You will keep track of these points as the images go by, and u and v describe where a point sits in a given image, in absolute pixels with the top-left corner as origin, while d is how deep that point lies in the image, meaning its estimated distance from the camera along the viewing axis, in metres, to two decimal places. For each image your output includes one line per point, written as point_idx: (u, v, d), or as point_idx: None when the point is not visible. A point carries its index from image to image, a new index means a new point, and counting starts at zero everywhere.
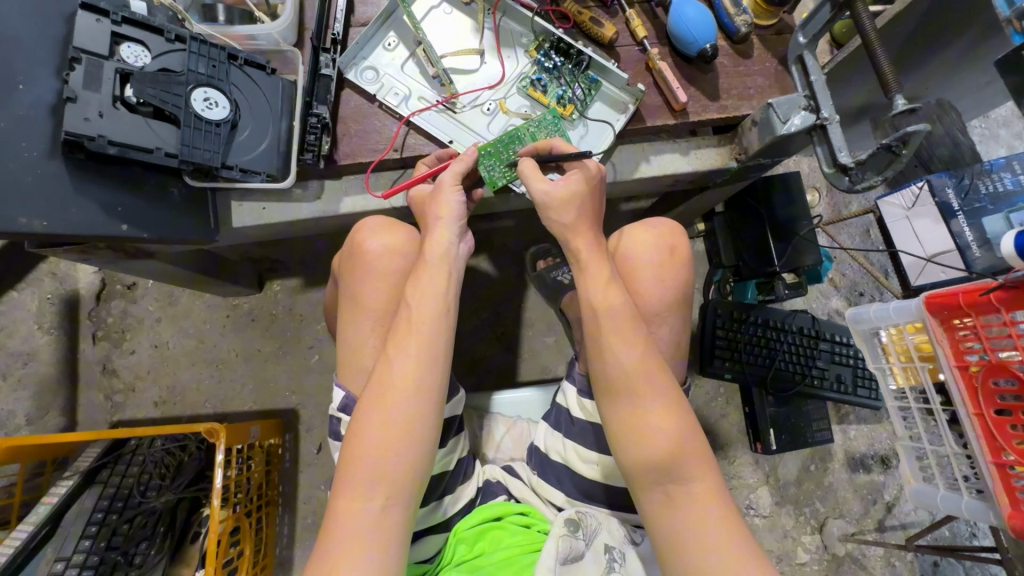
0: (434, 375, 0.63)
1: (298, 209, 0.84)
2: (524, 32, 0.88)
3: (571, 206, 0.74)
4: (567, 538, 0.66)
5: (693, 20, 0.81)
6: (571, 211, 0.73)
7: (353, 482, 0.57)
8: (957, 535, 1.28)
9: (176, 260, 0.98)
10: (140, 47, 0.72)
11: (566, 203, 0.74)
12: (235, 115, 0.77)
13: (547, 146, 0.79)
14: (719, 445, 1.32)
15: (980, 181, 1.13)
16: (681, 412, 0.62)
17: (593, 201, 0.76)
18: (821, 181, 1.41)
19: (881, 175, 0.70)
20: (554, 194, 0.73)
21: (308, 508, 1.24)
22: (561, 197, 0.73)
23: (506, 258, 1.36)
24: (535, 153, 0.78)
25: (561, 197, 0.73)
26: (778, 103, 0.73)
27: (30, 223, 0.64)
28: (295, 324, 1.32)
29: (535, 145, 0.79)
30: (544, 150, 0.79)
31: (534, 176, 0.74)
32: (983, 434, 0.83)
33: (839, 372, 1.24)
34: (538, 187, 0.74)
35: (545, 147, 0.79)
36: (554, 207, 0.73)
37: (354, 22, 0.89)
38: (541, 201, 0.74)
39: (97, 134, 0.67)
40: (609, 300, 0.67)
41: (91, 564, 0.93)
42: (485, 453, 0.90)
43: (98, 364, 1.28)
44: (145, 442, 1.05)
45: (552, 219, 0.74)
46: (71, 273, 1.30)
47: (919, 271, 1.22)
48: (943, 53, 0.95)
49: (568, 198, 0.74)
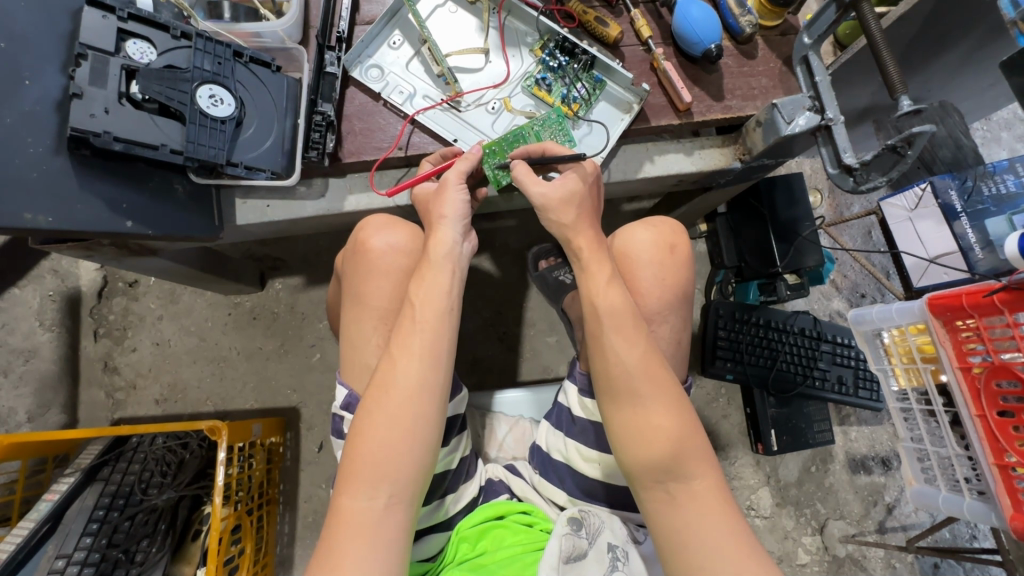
0: (437, 378, 0.63)
1: (302, 206, 0.84)
2: (529, 32, 0.89)
3: (573, 205, 0.74)
4: (570, 536, 0.66)
5: (699, 20, 0.81)
6: (572, 210, 0.74)
7: (355, 483, 0.57)
8: (957, 537, 1.28)
9: (178, 257, 0.98)
10: (146, 44, 0.73)
11: (567, 202, 0.74)
12: (240, 112, 0.77)
13: (543, 146, 0.79)
14: (720, 445, 1.32)
15: (983, 183, 1.15)
16: (682, 412, 0.62)
17: (593, 202, 0.76)
18: (823, 182, 1.41)
19: (886, 176, 0.70)
20: (552, 196, 0.73)
21: (309, 507, 1.24)
22: (562, 196, 0.74)
23: (508, 257, 1.36)
24: (530, 156, 0.78)
25: (560, 197, 0.74)
26: (783, 103, 0.74)
27: (35, 219, 0.64)
28: (297, 322, 1.32)
29: (529, 146, 0.79)
30: (539, 152, 0.79)
31: (528, 180, 0.74)
32: (985, 436, 0.83)
33: (840, 373, 1.24)
34: (534, 191, 0.74)
35: (538, 149, 0.79)
36: (554, 207, 0.74)
37: (359, 20, 0.89)
38: (538, 203, 0.74)
39: (103, 130, 0.67)
40: (610, 300, 0.67)
41: (92, 561, 0.92)
42: (487, 452, 0.90)
43: (100, 362, 1.28)
44: (146, 439, 1.04)
45: (551, 219, 0.74)
46: (72, 269, 1.29)
47: (921, 272, 1.19)
48: (948, 54, 0.95)
49: (569, 197, 0.74)
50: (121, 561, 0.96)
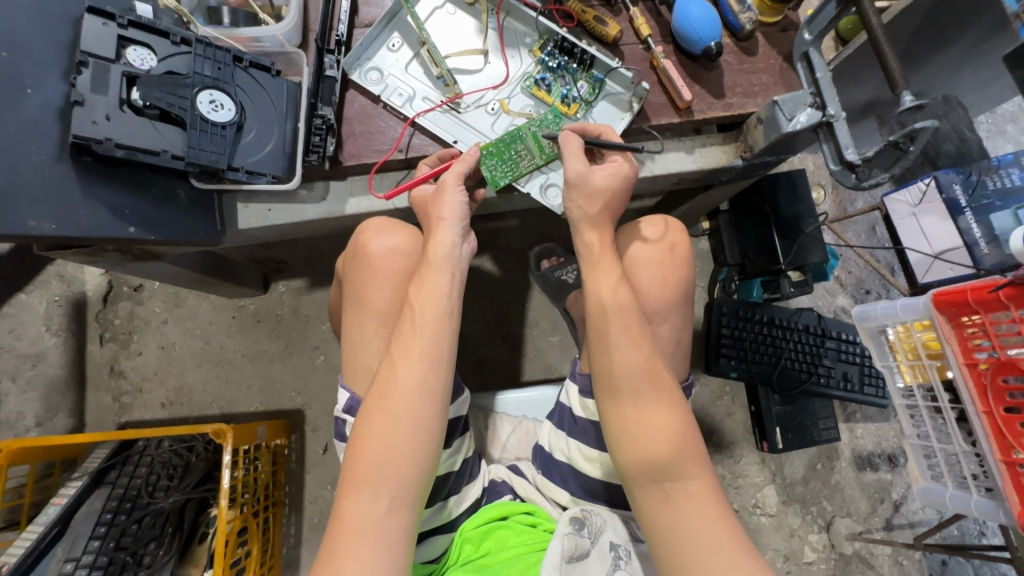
0: (438, 380, 0.63)
1: (303, 209, 0.84)
2: (527, 33, 0.89)
3: (597, 198, 0.73)
4: (572, 536, 0.66)
5: (698, 18, 0.81)
6: (597, 202, 0.73)
7: (357, 486, 0.57)
8: (965, 533, 1.27)
9: (183, 261, 0.99)
10: (146, 50, 0.73)
11: (594, 194, 0.73)
12: (241, 117, 0.77)
13: (598, 130, 0.79)
14: (724, 444, 1.32)
15: (988, 177, 1.12)
16: (681, 413, 0.62)
17: (618, 200, 0.76)
18: (826, 178, 1.41)
19: (888, 173, 0.69)
20: (585, 179, 0.73)
21: (315, 508, 1.24)
22: (590, 186, 0.73)
23: (510, 258, 1.36)
24: (583, 135, 0.78)
25: (589, 184, 0.73)
26: (784, 100, 0.74)
27: (39, 226, 0.64)
28: (300, 324, 1.33)
29: (587, 124, 0.78)
30: (593, 134, 0.79)
31: (574, 156, 0.75)
32: (991, 433, 0.83)
33: (844, 371, 1.24)
34: (573, 165, 0.74)
35: (593, 130, 0.79)
36: (581, 191, 0.73)
37: (358, 23, 0.89)
38: (571, 178, 0.74)
39: (105, 137, 0.68)
40: (618, 297, 0.67)
41: (101, 564, 0.92)
42: (490, 453, 0.90)
43: (106, 366, 1.29)
44: (153, 442, 1.06)
45: (573, 202, 0.74)
46: (78, 274, 1.30)
47: (926, 268, 1.20)
48: (951, 47, 0.94)
49: (592, 189, 0.73)
50: (129, 563, 0.96)
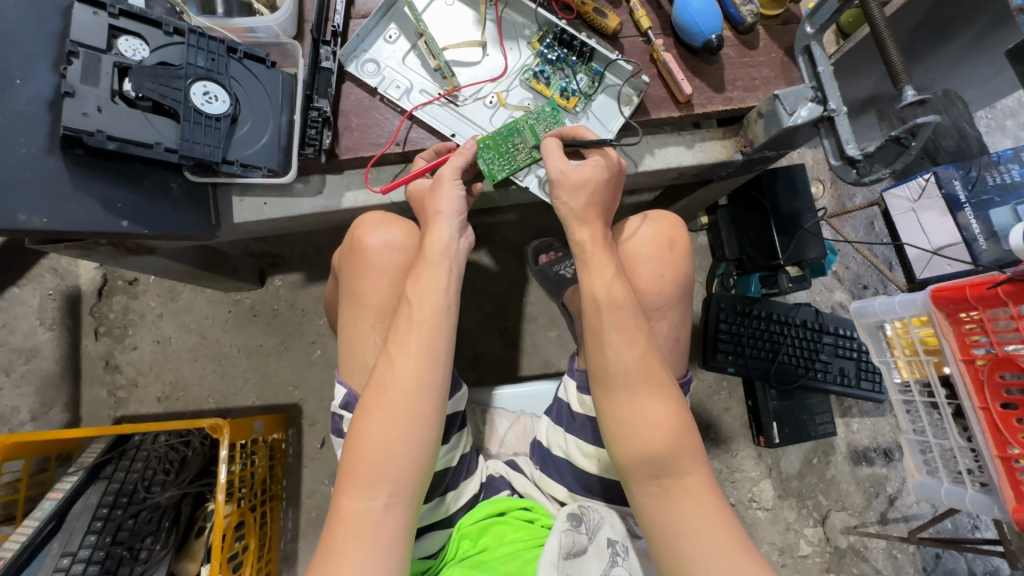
0: (436, 376, 0.62)
1: (299, 203, 0.84)
2: (527, 25, 0.88)
3: (585, 191, 0.72)
4: (570, 532, 0.67)
5: (698, 10, 0.80)
6: (583, 196, 0.72)
7: (355, 482, 0.57)
8: (959, 527, 1.28)
9: (177, 255, 0.98)
10: (138, 41, 0.72)
11: (579, 188, 0.72)
12: (235, 109, 0.76)
13: (573, 132, 0.78)
14: (721, 438, 1.32)
15: (987, 173, 1.12)
16: (678, 409, 0.62)
17: (607, 195, 0.74)
18: (825, 172, 1.41)
19: (890, 167, 0.69)
20: (569, 174, 0.72)
21: (311, 502, 1.24)
22: (574, 180, 0.72)
23: (508, 252, 1.35)
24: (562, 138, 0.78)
25: (575, 179, 0.72)
26: (784, 95, 0.72)
27: (30, 220, 0.63)
28: (297, 318, 1.32)
29: (563, 128, 0.79)
30: (570, 136, 0.78)
31: (556, 155, 0.74)
32: (987, 428, 0.83)
33: (841, 365, 1.24)
34: (553, 165, 0.73)
35: (570, 133, 0.78)
36: (566, 187, 0.72)
37: (354, 14, 0.88)
38: (554, 177, 0.73)
39: (96, 129, 0.67)
40: (613, 295, 0.66)
41: (96, 559, 0.93)
42: (488, 448, 0.90)
43: (101, 360, 1.28)
44: (148, 437, 1.05)
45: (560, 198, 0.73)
46: (72, 268, 1.29)
47: (925, 264, 1.20)
48: (955, 40, 0.93)
49: (580, 185, 0.72)
50: (126, 558, 0.96)
